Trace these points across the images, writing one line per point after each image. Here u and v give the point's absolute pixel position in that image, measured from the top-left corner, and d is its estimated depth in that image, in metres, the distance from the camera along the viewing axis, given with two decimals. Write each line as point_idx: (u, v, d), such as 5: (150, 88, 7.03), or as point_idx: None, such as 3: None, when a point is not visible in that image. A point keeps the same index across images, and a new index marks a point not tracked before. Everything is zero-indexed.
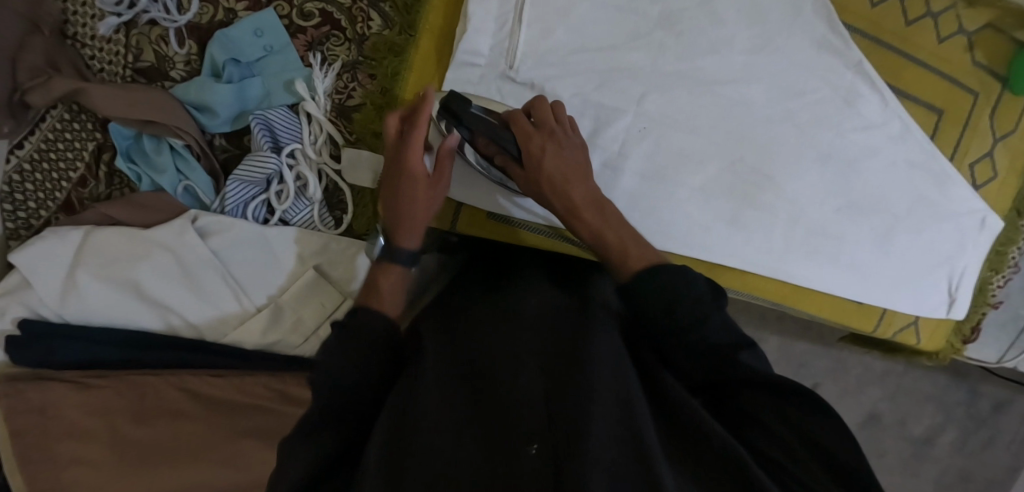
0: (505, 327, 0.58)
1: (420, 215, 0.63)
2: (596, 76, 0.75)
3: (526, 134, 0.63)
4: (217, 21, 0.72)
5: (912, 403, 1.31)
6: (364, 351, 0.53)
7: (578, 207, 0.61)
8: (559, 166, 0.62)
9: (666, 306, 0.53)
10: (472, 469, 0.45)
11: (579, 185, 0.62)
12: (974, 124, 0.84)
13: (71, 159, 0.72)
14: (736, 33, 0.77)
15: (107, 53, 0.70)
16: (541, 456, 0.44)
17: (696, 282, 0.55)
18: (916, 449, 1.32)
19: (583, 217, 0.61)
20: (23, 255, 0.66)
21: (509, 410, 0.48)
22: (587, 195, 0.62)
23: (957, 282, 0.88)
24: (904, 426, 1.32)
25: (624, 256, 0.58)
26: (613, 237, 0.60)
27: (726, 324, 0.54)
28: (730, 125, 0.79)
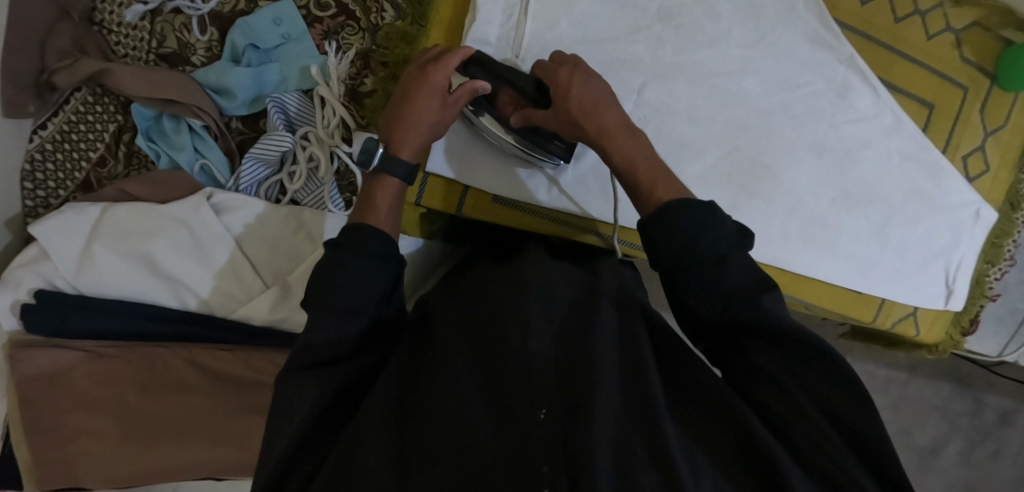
0: (514, 293, 0.59)
1: (421, 132, 0.63)
2: (599, 67, 0.78)
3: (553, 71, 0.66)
4: (239, 10, 0.75)
5: (915, 411, 1.31)
6: (369, 301, 0.55)
7: (610, 133, 0.62)
8: (588, 95, 0.63)
9: (694, 245, 0.53)
10: (480, 426, 0.47)
11: (610, 113, 0.63)
12: (965, 118, 0.87)
13: (92, 140, 0.75)
14: (731, 29, 0.80)
15: (133, 39, 0.74)
16: (551, 420, 0.45)
17: (723, 227, 0.54)
18: (921, 460, 1.31)
19: (615, 140, 0.61)
20: (43, 226, 0.68)
21: (516, 379, 0.49)
22: (619, 119, 0.63)
23: (954, 274, 0.89)
24: (909, 435, 1.31)
25: (653, 187, 0.60)
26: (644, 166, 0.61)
27: (738, 275, 0.53)
28: (728, 115, 0.82)
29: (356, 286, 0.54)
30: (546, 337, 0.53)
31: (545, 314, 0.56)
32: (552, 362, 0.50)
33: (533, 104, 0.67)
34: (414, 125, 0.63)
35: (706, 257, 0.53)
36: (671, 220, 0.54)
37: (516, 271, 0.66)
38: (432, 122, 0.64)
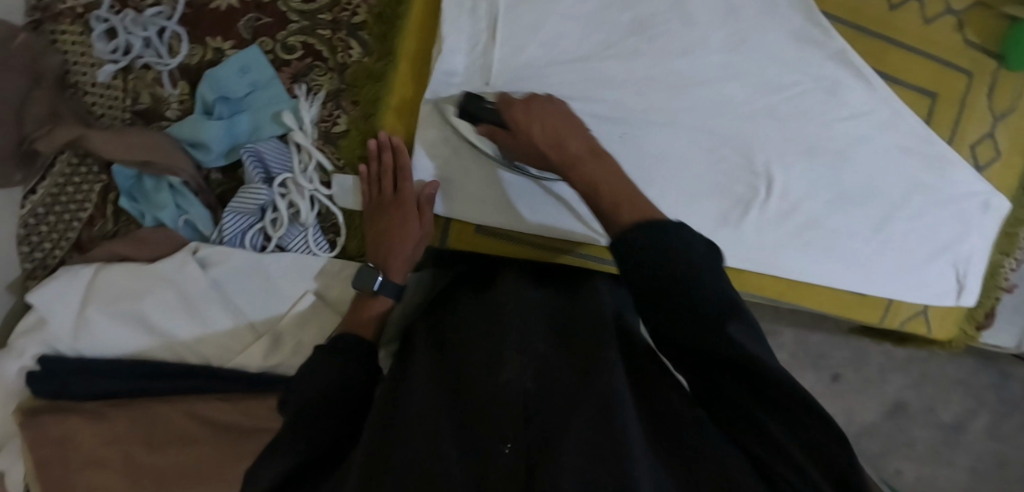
0: (491, 326, 0.60)
1: (406, 246, 0.72)
2: (574, 85, 0.76)
3: (509, 102, 0.64)
4: (206, 61, 0.75)
5: (938, 389, 1.28)
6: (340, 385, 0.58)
7: (577, 166, 0.59)
8: (546, 125, 0.62)
9: (654, 268, 0.48)
10: (441, 462, 0.45)
11: (576, 138, 0.61)
12: (972, 104, 0.83)
13: (80, 200, 0.76)
14: (711, 33, 0.77)
15: (107, 99, 0.75)
16: (515, 455, 0.44)
17: (687, 247, 0.48)
18: (946, 437, 1.28)
19: (580, 167, 0.59)
20: (39, 294, 0.70)
21: (486, 412, 0.49)
22: (584, 146, 0.60)
23: (965, 268, 0.87)
24: (933, 413, 1.28)
25: (621, 207, 0.54)
26: (611, 181, 0.56)
27: (711, 297, 0.46)
28: (713, 125, 0.79)
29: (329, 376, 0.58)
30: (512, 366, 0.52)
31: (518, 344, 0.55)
32: (514, 389, 0.49)
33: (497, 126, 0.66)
34: (400, 243, 0.72)
35: (681, 280, 0.46)
36: (636, 243, 0.49)
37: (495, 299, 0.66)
38: (414, 232, 0.72)
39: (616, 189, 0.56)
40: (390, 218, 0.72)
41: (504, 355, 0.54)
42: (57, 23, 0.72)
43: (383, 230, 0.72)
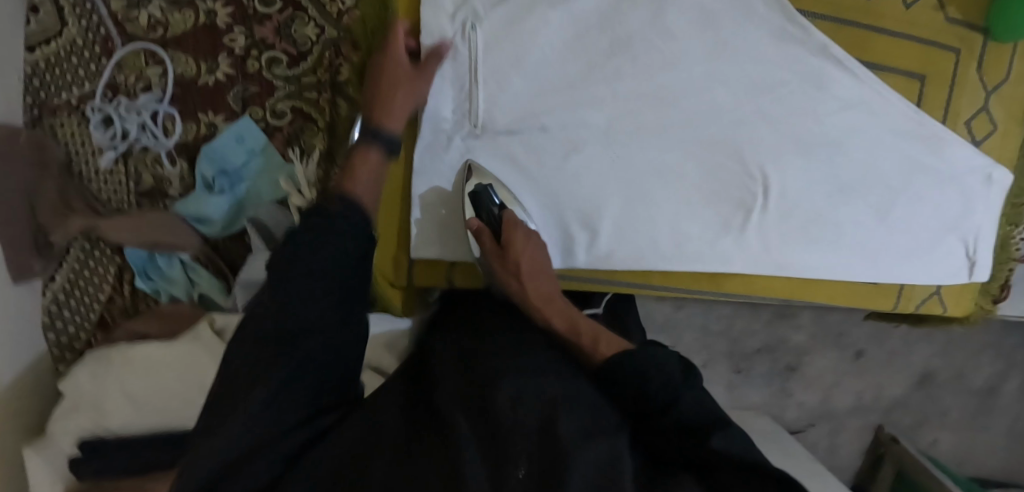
0: (512, 360, 0.63)
1: (401, 104, 0.68)
2: (558, 118, 0.76)
3: (511, 225, 0.76)
4: (201, 135, 0.77)
5: (963, 356, 1.49)
6: (336, 249, 0.53)
7: (536, 298, 0.74)
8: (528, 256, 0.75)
9: (639, 389, 0.60)
10: (456, 435, 0.52)
11: (541, 282, 0.75)
12: (961, 79, 0.82)
13: (99, 282, 0.79)
14: (691, 45, 0.75)
15: (112, 184, 0.77)
16: (528, 479, 0.48)
17: (668, 363, 0.61)
18: (981, 398, 1.51)
19: (544, 308, 0.73)
20: (71, 382, 0.73)
21: (505, 426, 0.52)
22: (544, 290, 0.75)
23: (973, 245, 0.85)
24: (965, 378, 1.50)
25: (595, 344, 0.67)
26: (571, 333, 0.69)
27: (697, 407, 0.57)
28: (699, 134, 0.78)
29: (322, 237, 0.52)
30: (541, 385, 0.58)
31: (539, 385, 0.58)
32: (534, 424, 0.52)
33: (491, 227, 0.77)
34: (400, 107, 0.68)
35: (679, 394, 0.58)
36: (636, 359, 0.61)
37: (514, 331, 0.70)
38: (410, 98, 0.69)
39: (581, 338, 0.68)
40: (389, 71, 0.69)
41: (526, 378, 0.59)
42: (55, 116, 0.74)
43: (381, 82, 0.69)
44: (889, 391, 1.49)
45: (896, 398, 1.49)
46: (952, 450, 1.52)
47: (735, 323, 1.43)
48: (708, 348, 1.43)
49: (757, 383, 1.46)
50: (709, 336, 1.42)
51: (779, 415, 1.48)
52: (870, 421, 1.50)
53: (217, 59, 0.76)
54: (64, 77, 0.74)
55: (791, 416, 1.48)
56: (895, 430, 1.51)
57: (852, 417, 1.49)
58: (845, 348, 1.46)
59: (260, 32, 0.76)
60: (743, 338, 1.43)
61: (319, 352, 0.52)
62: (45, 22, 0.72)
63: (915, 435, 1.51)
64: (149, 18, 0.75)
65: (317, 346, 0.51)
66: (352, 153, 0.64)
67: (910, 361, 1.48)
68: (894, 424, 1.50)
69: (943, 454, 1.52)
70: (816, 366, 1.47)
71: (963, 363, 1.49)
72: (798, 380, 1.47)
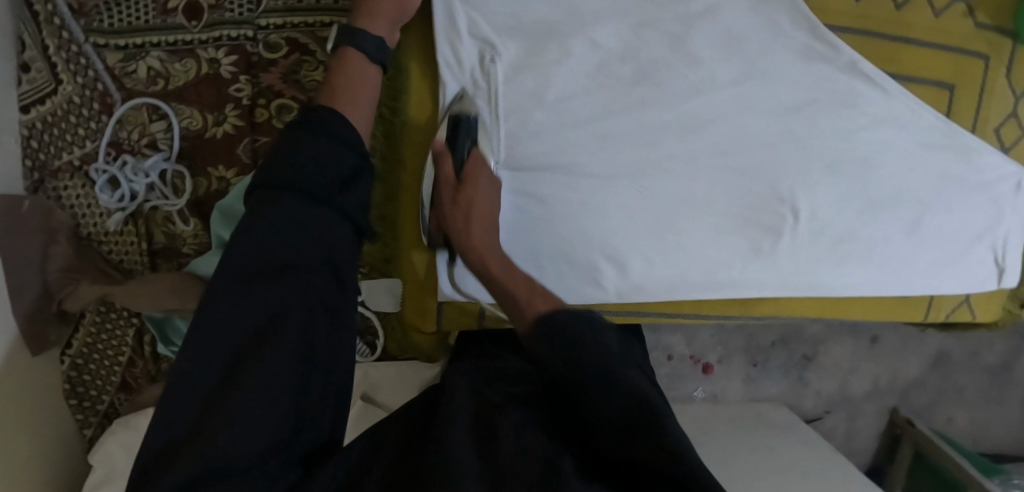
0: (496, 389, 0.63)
1: (386, 13, 0.67)
2: (585, 149, 0.74)
3: (475, 171, 0.69)
4: (212, 190, 0.77)
5: (976, 335, 1.50)
6: (323, 166, 0.56)
7: (479, 249, 0.67)
8: (483, 198, 0.69)
9: (569, 361, 0.55)
10: (450, 442, 0.53)
11: (484, 232, 0.68)
12: (991, 85, 0.80)
13: (117, 345, 0.77)
14: (718, 68, 0.72)
15: (123, 244, 0.75)
16: None
17: (609, 339, 0.57)
18: (992, 375, 1.53)
19: (485, 257, 0.67)
20: (101, 452, 0.72)
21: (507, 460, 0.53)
22: (487, 241, 0.68)
23: (1002, 251, 0.86)
24: (977, 356, 1.51)
25: (531, 302, 0.62)
26: (507, 287, 0.65)
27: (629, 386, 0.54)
28: (727, 159, 0.77)
29: (319, 166, 0.56)
30: (533, 417, 0.59)
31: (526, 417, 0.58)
32: (541, 461, 0.52)
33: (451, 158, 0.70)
34: (387, 5, 0.67)
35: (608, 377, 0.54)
36: (564, 329, 0.56)
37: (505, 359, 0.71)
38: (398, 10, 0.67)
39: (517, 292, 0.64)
40: None
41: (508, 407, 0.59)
42: (57, 179, 0.70)
43: None
44: (905, 374, 1.50)
45: (911, 380, 1.50)
46: (967, 428, 1.55)
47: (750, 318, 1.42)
48: (725, 344, 1.42)
49: (774, 375, 1.46)
50: (726, 332, 1.41)
51: (796, 405, 1.48)
52: (885, 404, 1.51)
53: (224, 111, 0.74)
54: (63, 138, 0.69)
55: (808, 404, 1.48)
56: (911, 411, 1.52)
57: (868, 401, 1.50)
58: (860, 334, 1.46)
59: (266, 78, 0.74)
60: (759, 332, 1.43)
61: (295, 353, 0.52)
62: (37, 81, 0.67)
63: (930, 415, 1.53)
64: (147, 70, 0.71)
65: (292, 346, 0.52)
66: (337, 56, 0.66)
67: (925, 343, 1.49)
68: (909, 406, 1.52)
69: (958, 432, 1.55)
70: (831, 354, 1.47)
71: (976, 343, 1.50)
72: (814, 370, 1.46)
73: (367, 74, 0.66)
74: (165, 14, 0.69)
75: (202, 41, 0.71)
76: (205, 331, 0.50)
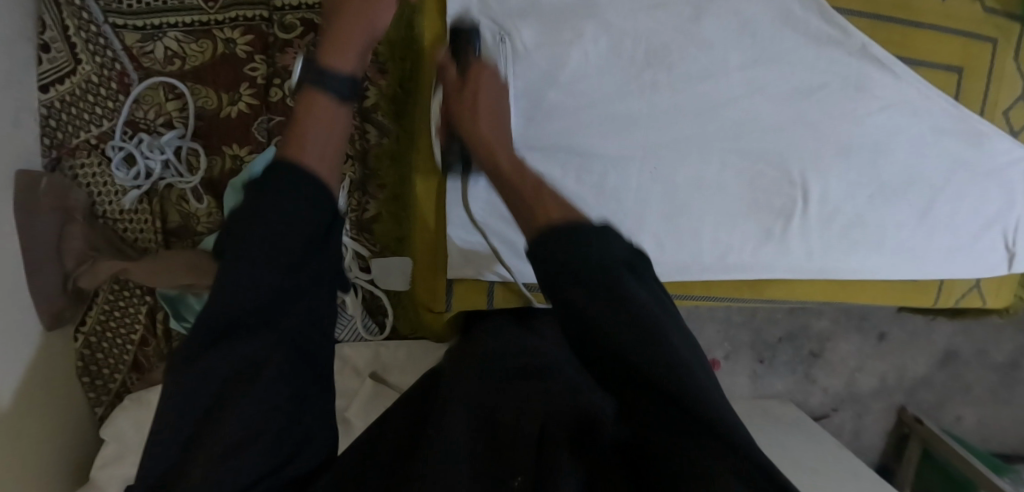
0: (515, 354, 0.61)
1: (353, 40, 0.57)
2: (596, 129, 0.75)
3: (479, 67, 0.64)
4: (228, 169, 0.77)
5: (985, 334, 1.49)
6: (288, 212, 0.45)
7: (486, 141, 0.60)
8: (492, 100, 0.63)
9: (569, 287, 0.46)
10: (442, 422, 0.51)
11: (492, 127, 0.61)
12: (999, 70, 0.81)
13: (130, 323, 0.77)
14: (728, 50, 0.74)
15: (138, 223, 0.75)
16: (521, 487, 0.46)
17: (613, 252, 0.47)
18: (1002, 373, 1.51)
19: (494, 150, 0.59)
20: (113, 428, 0.73)
21: (507, 432, 0.51)
22: (495, 132, 0.61)
23: (1013, 237, 0.86)
24: (986, 354, 1.50)
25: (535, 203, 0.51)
26: (512, 178, 0.55)
27: (649, 337, 0.44)
28: (738, 143, 0.77)
29: (305, 205, 0.46)
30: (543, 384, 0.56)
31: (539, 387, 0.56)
32: (536, 434, 0.51)
33: (451, 64, 0.66)
34: (354, 31, 0.58)
35: (606, 299, 0.45)
36: (559, 243, 0.47)
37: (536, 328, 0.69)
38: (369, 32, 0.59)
39: (521, 181, 0.54)
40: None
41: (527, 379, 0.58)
42: (75, 157, 0.71)
43: (333, 9, 0.60)
44: (913, 371, 1.49)
45: (920, 377, 1.49)
46: (976, 427, 1.53)
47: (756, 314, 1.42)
48: (731, 340, 1.41)
49: (780, 372, 1.45)
50: (732, 326, 1.41)
51: (803, 402, 1.47)
52: (893, 403, 1.50)
53: (239, 90, 0.75)
54: (81, 116, 0.70)
55: (815, 401, 1.47)
56: (920, 409, 1.51)
57: (876, 399, 1.49)
58: (867, 331, 1.46)
59: (282, 59, 0.75)
60: (765, 328, 1.43)
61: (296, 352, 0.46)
62: (57, 60, 0.67)
63: (940, 413, 1.52)
64: (164, 51, 0.73)
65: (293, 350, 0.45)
66: (298, 103, 0.53)
67: (933, 340, 1.48)
68: (917, 404, 1.50)
69: (967, 431, 1.53)
70: (839, 351, 1.46)
71: (984, 341, 1.49)
72: (820, 366, 1.46)
73: (336, 117, 0.54)
74: None
75: (218, 21, 0.73)
76: (188, 386, 0.41)
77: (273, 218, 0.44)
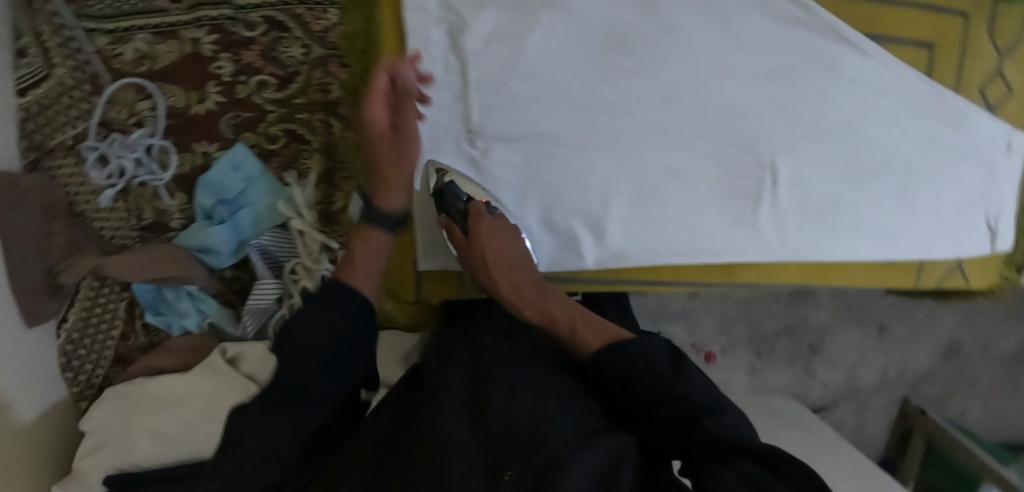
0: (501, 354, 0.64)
1: (396, 180, 0.71)
2: (559, 115, 0.75)
3: (475, 215, 0.74)
4: (198, 165, 0.79)
5: (991, 324, 1.45)
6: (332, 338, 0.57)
7: (509, 289, 0.72)
8: (500, 245, 0.74)
9: (627, 373, 0.58)
10: (445, 418, 0.53)
11: (513, 272, 0.73)
12: (973, 44, 0.79)
13: (111, 319, 0.81)
14: (692, 33, 0.73)
15: (114, 221, 0.78)
16: (516, 478, 0.46)
17: (661, 355, 0.59)
18: (1008, 364, 1.48)
19: (523, 298, 0.71)
20: (94, 420, 0.74)
21: (499, 419, 0.52)
22: (512, 282, 0.72)
23: (996, 215, 0.84)
24: (992, 344, 1.46)
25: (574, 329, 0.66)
26: (548, 323, 0.68)
27: (680, 389, 0.55)
28: (706, 125, 0.77)
29: (351, 312, 0.59)
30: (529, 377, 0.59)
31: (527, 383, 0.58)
32: (527, 420, 0.52)
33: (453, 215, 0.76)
34: (394, 174, 0.71)
35: (655, 380, 0.57)
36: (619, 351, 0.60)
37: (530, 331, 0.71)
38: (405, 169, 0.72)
39: (555, 321, 0.68)
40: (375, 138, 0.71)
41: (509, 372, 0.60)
42: (53, 158, 0.72)
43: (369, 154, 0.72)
44: (915, 362, 1.46)
45: (922, 370, 1.46)
46: (980, 418, 1.51)
47: (753, 308, 1.39)
48: (728, 334, 1.38)
49: (779, 365, 1.42)
50: (728, 321, 1.38)
51: (803, 396, 1.45)
52: (895, 395, 1.47)
53: (207, 88, 0.77)
54: (58, 118, 0.72)
55: (815, 394, 1.44)
56: (922, 400, 1.48)
57: (877, 392, 1.47)
58: (867, 323, 1.42)
59: (247, 56, 0.77)
60: (763, 322, 1.40)
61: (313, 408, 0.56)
62: (32, 65, 0.69)
63: (943, 404, 1.49)
64: (134, 53, 0.75)
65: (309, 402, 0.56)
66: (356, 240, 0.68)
67: (935, 332, 1.44)
68: (919, 395, 1.48)
69: (971, 422, 1.51)
70: (839, 346, 1.43)
71: (991, 331, 1.45)
72: (820, 360, 1.43)
73: (381, 244, 0.69)
74: None
75: (185, 22, 0.75)
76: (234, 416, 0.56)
77: (317, 330, 0.57)
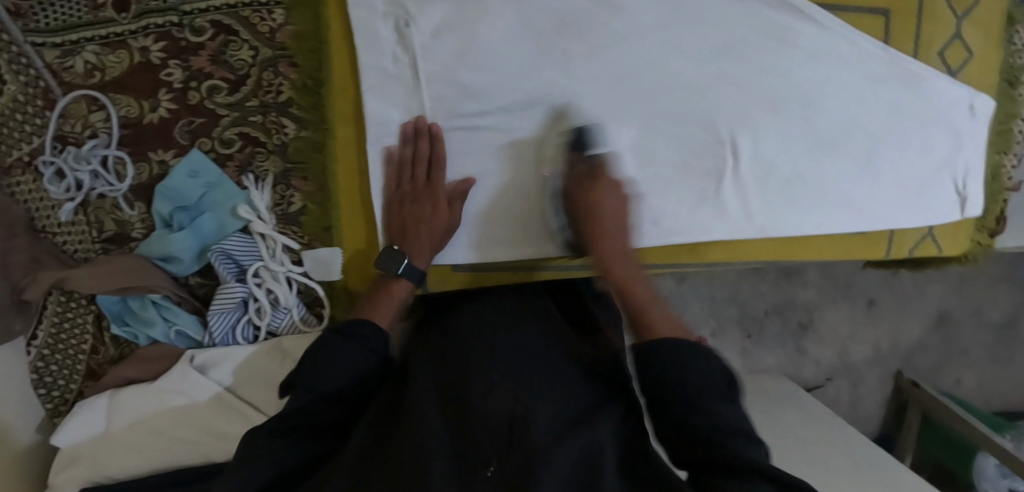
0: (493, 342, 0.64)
1: (427, 237, 0.74)
2: (513, 103, 0.74)
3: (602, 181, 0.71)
4: (155, 174, 0.79)
5: (980, 292, 1.45)
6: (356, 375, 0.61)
7: (613, 256, 0.69)
8: (612, 211, 0.70)
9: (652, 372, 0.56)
10: (428, 416, 0.53)
11: (617, 241, 0.70)
12: (930, 9, 0.78)
13: (80, 333, 0.79)
14: (642, 13, 0.73)
15: (76, 234, 0.78)
16: (496, 477, 0.46)
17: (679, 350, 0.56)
18: (1001, 331, 1.47)
19: (611, 268, 0.68)
20: (64, 436, 0.73)
21: (480, 414, 0.52)
22: (615, 249, 0.69)
23: (963, 180, 0.84)
24: (983, 312, 1.45)
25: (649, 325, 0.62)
26: (632, 299, 0.65)
27: (687, 388, 0.54)
28: (663, 105, 0.76)
29: (365, 348, 0.63)
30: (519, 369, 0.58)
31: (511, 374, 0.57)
32: (506, 416, 0.51)
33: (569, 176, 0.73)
34: (423, 233, 0.73)
35: (673, 380, 0.55)
36: (662, 351, 0.56)
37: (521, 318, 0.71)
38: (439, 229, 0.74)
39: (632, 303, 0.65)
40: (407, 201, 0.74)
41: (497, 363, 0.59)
42: (11, 176, 0.73)
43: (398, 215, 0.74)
44: (906, 335, 1.45)
45: (915, 341, 1.45)
46: (978, 389, 1.49)
47: (740, 289, 1.38)
48: (717, 316, 1.37)
49: (769, 345, 1.41)
50: (717, 303, 1.37)
51: (796, 375, 1.43)
52: (889, 369, 1.46)
53: (159, 97, 0.77)
54: (12, 135, 0.72)
55: (808, 373, 1.43)
56: (916, 374, 1.47)
57: (871, 367, 1.45)
58: (855, 297, 1.42)
59: (196, 62, 0.76)
60: (751, 302, 1.39)
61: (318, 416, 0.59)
62: None
63: (939, 377, 1.47)
64: (84, 65, 0.75)
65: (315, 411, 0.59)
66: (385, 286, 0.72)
67: (925, 303, 1.44)
68: (914, 369, 1.46)
69: (968, 394, 1.49)
70: (828, 320, 1.42)
71: (979, 298, 1.45)
72: (811, 337, 1.42)
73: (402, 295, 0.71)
74: (96, 9, 0.73)
75: (133, 31, 0.75)
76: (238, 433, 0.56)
77: (337, 361, 0.60)
